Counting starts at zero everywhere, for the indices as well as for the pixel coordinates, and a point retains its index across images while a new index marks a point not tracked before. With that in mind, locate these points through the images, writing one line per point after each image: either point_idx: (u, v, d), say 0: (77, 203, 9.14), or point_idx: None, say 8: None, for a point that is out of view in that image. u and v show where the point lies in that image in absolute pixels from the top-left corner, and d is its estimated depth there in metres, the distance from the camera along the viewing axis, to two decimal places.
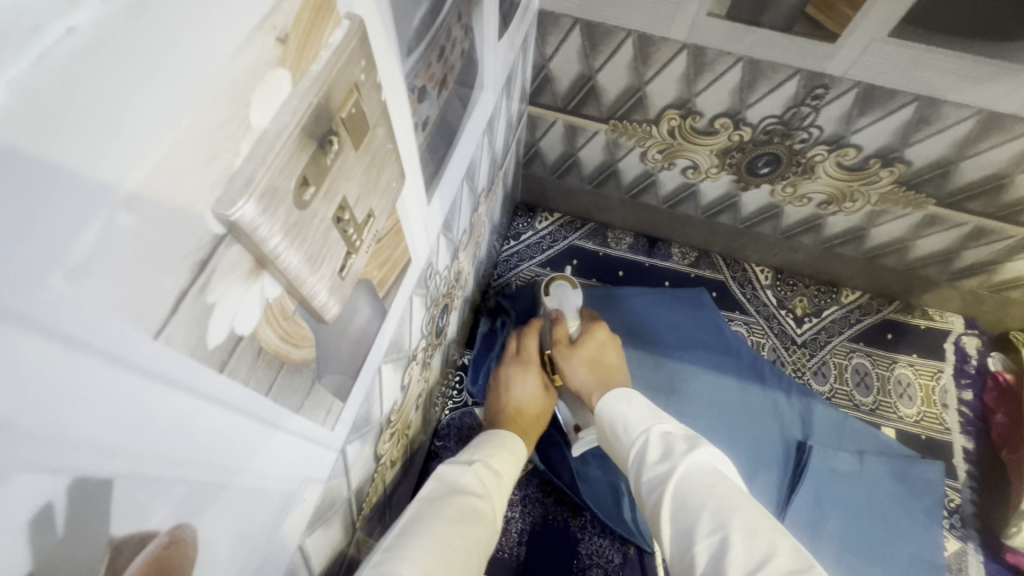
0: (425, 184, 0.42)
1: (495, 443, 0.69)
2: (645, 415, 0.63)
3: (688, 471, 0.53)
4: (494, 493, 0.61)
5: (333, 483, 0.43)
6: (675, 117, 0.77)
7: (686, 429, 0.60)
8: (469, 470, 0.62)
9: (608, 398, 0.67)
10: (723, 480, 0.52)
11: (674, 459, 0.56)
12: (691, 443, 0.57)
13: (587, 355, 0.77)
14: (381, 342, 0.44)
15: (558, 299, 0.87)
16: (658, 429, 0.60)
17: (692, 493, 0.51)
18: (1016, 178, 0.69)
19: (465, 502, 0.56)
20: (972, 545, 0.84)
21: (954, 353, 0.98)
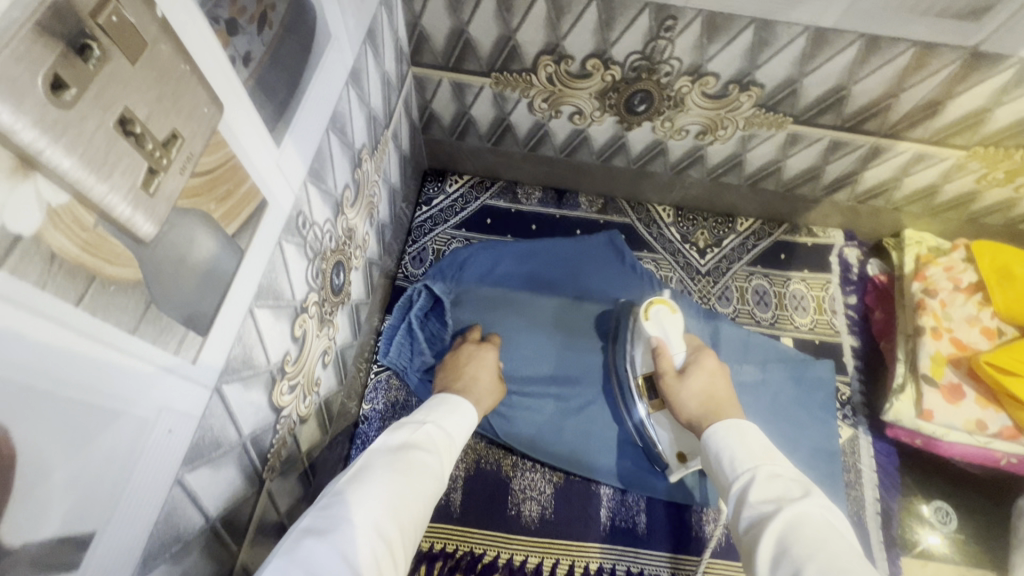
0: (267, 125, 0.44)
1: (442, 407, 0.69)
2: (755, 453, 0.61)
3: (797, 519, 0.51)
4: (445, 454, 0.62)
5: (214, 422, 0.44)
6: (550, 63, 0.80)
7: (800, 478, 0.57)
8: (423, 432, 0.62)
9: (716, 428, 0.66)
10: (836, 537, 0.49)
11: (781, 503, 0.54)
12: (804, 491, 0.54)
13: (696, 388, 0.73)
14: (246, 282, 0.45)
15: (659, 327, 0.79)
16: (769, 472, 0.58)
17: (797, 539, 0.49)
18: (852, 90, 0.76)
19: (420, 460, 0.58)
20: (862, 429, 0.94)
21: (839, 264, 1.07)
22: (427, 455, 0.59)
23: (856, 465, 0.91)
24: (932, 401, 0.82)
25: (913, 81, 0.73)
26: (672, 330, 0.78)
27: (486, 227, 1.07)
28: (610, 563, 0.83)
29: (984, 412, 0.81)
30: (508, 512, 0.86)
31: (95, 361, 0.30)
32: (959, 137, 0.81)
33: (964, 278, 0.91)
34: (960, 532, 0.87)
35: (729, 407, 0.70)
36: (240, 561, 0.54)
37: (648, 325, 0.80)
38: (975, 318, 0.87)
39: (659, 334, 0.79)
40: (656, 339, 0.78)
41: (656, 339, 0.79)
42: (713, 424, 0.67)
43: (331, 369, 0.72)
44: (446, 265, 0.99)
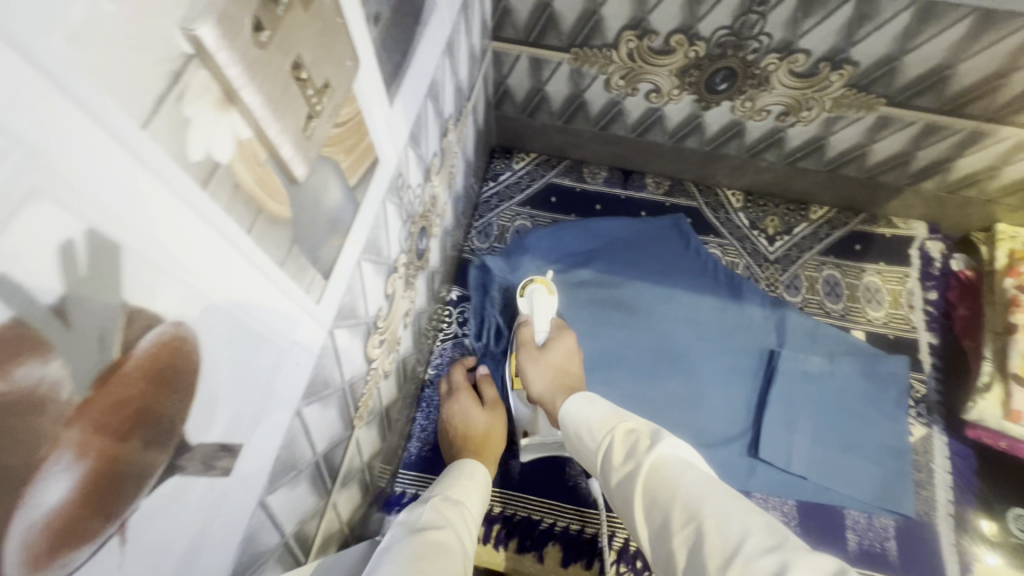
0: (386, 85, 0.46)
1: (458, 475, 0.69)
2: (605, 417, 0.64)
3: (656, 468, 0.54)
4: (457, 526, 0.59)
5: (326, 364, 0.47)
6: (633, 38, 0.80)
7: (649, 425, 0.61)
8: (431, 509, 0.60)
9: (570, 406, 0.69)
10: (689, 469, 0.53)
11: (638, 457, 0.57)
12: (652, 437, 0.58)
13: (553, 361, 0.80)
14: (359, 233, 0.48)
15: (529, 302, 0.88)
16: (623, 427, 0.61)
17: (660, 489, 0.52)
18: (958, 69, 0.72)
19: (429, 538, 0.54)
20: (938, 429, 0.90)
21: (919, 258, 1.02)
22: (436, 531, 0.56)
23: (928, 465, 0.88)
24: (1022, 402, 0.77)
25: None
26: (540, 307, 0.87)
27: (551, 205, 1.08)
28: None
29: None
30: (566, 483, 0.88)
31: (253, 286, 0.33)
32: None
33: None
34: None
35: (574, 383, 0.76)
36: (333, 498, 0.58)
37: (521, 299, 0.89)
38: None
39: (528, 310, 0.88)
40: (524, 314, 0.87)
41: (524, 314, 0.88)
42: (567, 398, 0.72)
43: (409, 331, 0.75)
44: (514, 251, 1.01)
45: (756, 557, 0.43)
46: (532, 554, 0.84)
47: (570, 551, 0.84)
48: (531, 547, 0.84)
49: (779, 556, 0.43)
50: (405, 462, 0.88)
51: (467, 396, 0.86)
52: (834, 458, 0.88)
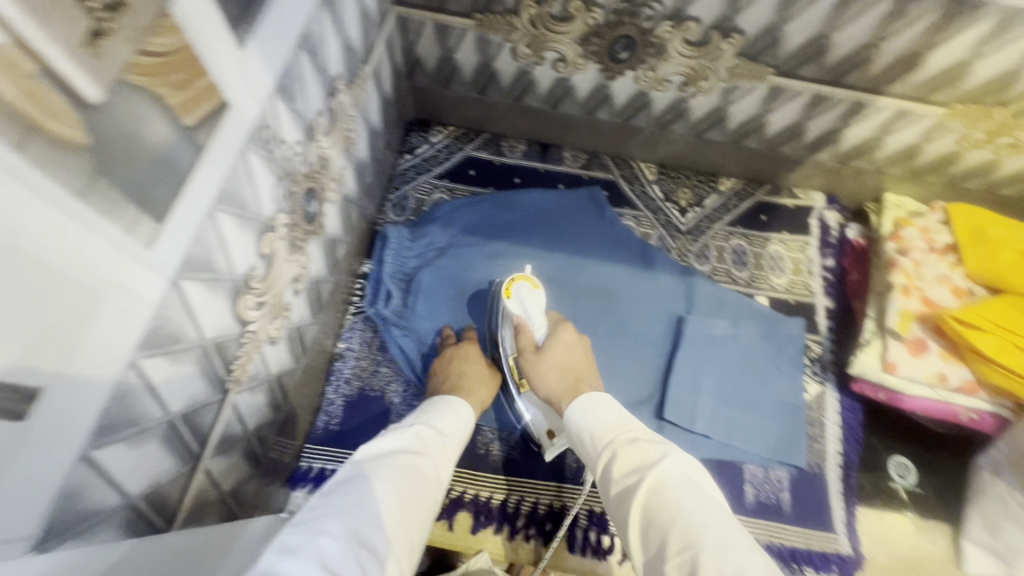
0: (229, 22, 0.44)
1: (440, 408, 0.71)
2: (610, 425, 0.63)
3: (657, 486, 0.53)
4: (434, 453, 0.63)
5: (172, 316, 0.45)
6: (532, 4, 0.80)
7: (653, 438, 0.60)
8: (411, 433, 0.64)
9: (576, 408, 0.68)
10: (691, 493, 0.52)
11: (642, 470, 0.56)
12: (660, 451, 0.57)
13: (557, 361, 0.78)
14: (206, 181, 0.46)
15: (518, 304, 0.85)
16: (626, 438, 0.60)
17: (660, 507, 0.52)
18: (834, 39, 0.76)
19: (405, 464, 0.59)
20: (830, 386, 0.95)
21: (818, 227, 1.07)
22: (416, 457, 0.61)
23: (820, 420, 0.93)
24: (897, 354, 0.83)
25: (894, 29, 0.73)
26: (534, 308, 0.84)
27: (469, 178, 1.08)
28: (575, 504, 0.86)
29: (946, 365, 0.82)
30: (477, 451, 0.88)
31: (39, 215, 0.30)
32: (939, 93, 0.81)
33: (939, 240, 0.92)
34: (918, 486, 0.89)
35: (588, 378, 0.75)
36: (203, 464, 0.56)
37: (508, 302, 0.85)
38: (946, 277, 0.88)
39: (519, 310, 0.85)
40: (517, 316, 0.84)
41: (517, 317, 0.84)
42: (575, 402, 0.69)
43: (303, 298, 0.73)
44: (424, 224, 1.00)
45: None
46: (442, 522, 0.84)
47: (480, 517, 0.84)
48: (441, 515, 0.84)
49: None
50: (313, 437, 0.86)
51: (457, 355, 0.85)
52: (734, 416, 0.92)
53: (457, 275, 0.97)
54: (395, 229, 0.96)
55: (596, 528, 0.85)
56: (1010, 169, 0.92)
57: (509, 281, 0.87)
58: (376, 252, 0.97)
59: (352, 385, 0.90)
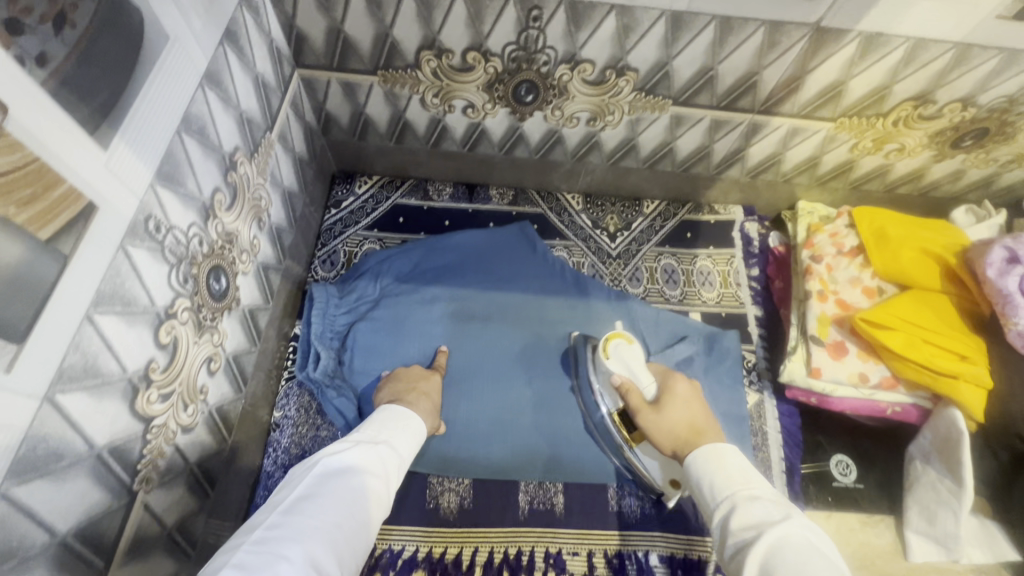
0: (83, 126, 0.43)
1: (398, 423, 0.72)
2: (732, 478, 0.62)
3: (778, 546, 0.52)
4: (392, 472, 0.66)
5: (51, 432, 0.43)
6: (431, 57, 0.81)
7: (779, 500, 0.58)
8: (374, 451, 0.66)
9: (696, 455, 0.67)
10: (816, 559, 0.50)
11: (763, 528, 0.55)
12: (784, 513, 0.56)
13: (674, 416, 0.75)
14: (77, 288, 0.44)
15: (621, 362, 0.82)
16: (748, 494, 0.59)
17: (784, 565, 0.50)
18: (719, 69, 0.80)
19: (363, 484, 0.61)
20: (767, 393, 0.98)
21: (740, 239, 1.11)
22: (375, 478, 0.63)
23: (762, 429, 0.95)
24: (819, 359, 0.87)
25: (772, 57, 0.77)
26: (636, 365, 0.82)
27: (398, 226, 1.07)
28: (530, 546, 0.85)
29: (865, 365, 0.86)
30: (427, 505, 0.87)
31: None
32: (825, 109, 0.86)
33: (847, 242, 0.96)
34: (859, 482, 0.92)
35: (706, 431, 0.71)
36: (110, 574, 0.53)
37: (609, 364, 0.83)
38: (857, 279, 0.93)
39: (622, 370, 0.82)
40: (620, 375, 0.81)
41: (621, 377, 0.81)
42: (697, 449, 0.68)
43: (221, 376, 0.71)
44: (353, 279, 0.99)
45: None
46: None
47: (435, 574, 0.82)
48: None
49: None
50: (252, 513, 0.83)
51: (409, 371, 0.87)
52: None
53: (391, 328, 0.94)
54: (321, 289, 0.95)
55: (553, 568, 0.84)
56: (901, 171, 0.99)
57: (603, 342, 0.85)
58: (308, 311, 0.94)
59: (291, 454, 0.87)
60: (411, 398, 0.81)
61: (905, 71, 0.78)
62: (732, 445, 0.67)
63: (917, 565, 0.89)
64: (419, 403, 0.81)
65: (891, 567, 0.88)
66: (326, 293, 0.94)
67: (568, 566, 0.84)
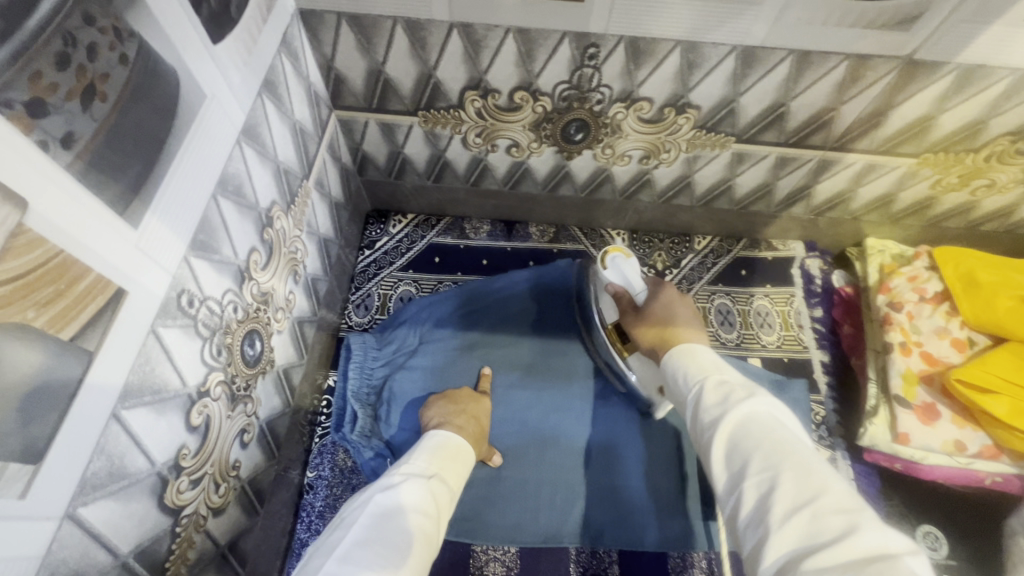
0: (112, 206, 0.38)
1: (447, 453, 0.69)
2: (705, 367, 0.58)
3: (743, 419, 0.50)
4: (443, 508, 0.62)
5: (70, 551, 0.38)
6: (476, 97, 0.76)
7: (745, 381, 0.55)
8: (424, 486, 0.63)
9: (670, 357, 0.63)
10: (781, 429, 0.49)
11: (728, 403, 0.52)
12: (748, 390, 0.53)
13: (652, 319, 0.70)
14: (103, 387, 0.39)
15: (616, 272, 0.77)
16: (717, 380, 0.55)
17: (745, 436, 0.49)
18: (792, 105, 0.73)
19: (416, 523, 0.57)
20: (841, 452, 0.89)
21: (801, 277, 1.03)
22: (426, 516, 0.59)
23: None
24: (907, 423, 0.77)
25: (853, 91, 0.70)
26: (632, 275, 0.75)
27: (435, 266, 1.02)
28: None
29: (961, 432, 0.76)
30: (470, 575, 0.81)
31: None
32: (907, 145, 0.78)
33: (930, 288, 0.87)
34: (951, 558, 0.82)
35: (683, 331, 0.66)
36: None
37: (605, 274, 0.77)
38: (944, 330, 0.83)
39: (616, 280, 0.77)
40: (609, 285, 0.76)
41: (615, 286, 0.77)
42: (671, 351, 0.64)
43: (254, 447, 0.66)
44: (389, 327, 0.93)
45: (827, 512, 0.41)
46: None
47: None
48: None
49: (849, 518, 0.40)
50: None
51: (452, 393, 0.83)
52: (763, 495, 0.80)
53: (430, 380, 0.88)
54: (358, 339, 0.90)
55: None
56: (987, 208, 0.90)
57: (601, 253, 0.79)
58: (344, 363, 0.90)
59: (325, 519, 0.81)
60: (460, 420, 0.77)
61: (1005, 104, 0.70)
62: (703, 343, 0.63)
63: None
64: (467, 427, 0.77)
65: None
66: (362, 344, 0.89)
67: None
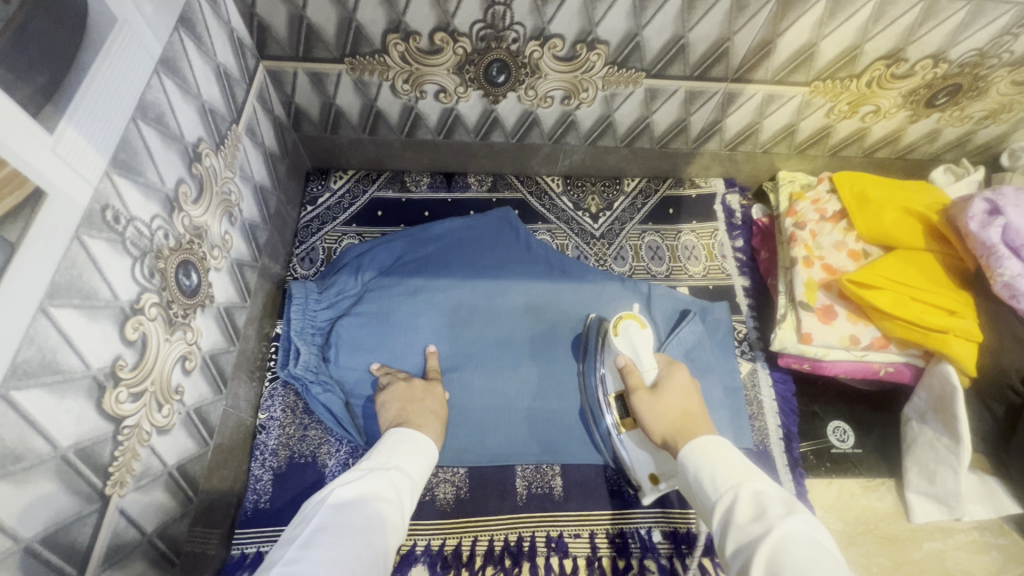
0: (24, 107, 0.41)
1: (408, 447, 0.70)
2: (734, 472, 0.58)
3: (784, 540, 0.48)
4: (406, 497, 0.64)
5: (6, 432, 0.41)
6: (398, 41, 0.79)
7: (781, 494, 0.55)
8: (385, 478, 0.64)
9: (692, 450, 0.64)
10: (824, 556, 0.47)
11: (767, 520, 0.51)
12: (787, 506, 0.52)
13: (670, 405, 0.71)
14: (28, 277, 0.42)
15: (629, 344, 0.77)
16: (750, 491, 0.55)
17: (787, 559, 0.47)
18: (690, 37, 0.79)
19: (378, 512, 0.59)
20: (760, 363, 0.97)
21: (723, 211, 1.10)
22: (388, 507, 0.60)
23: (757, 398, 0.94)
24: (810, 324, 0.86)
25: (741, 21, 0.77)
26: (643, 349, 0.76)
27: (377, 219, 1.05)
28: (530, 532, 0.83)
29: (855, 327, 0.86)
30: (422, 498, 0.84)
31: None
32: (798, 74, 0.86)
33: (829, 208, 0.96)
34: (857, 447, 0.92)
35: (701, 424, 0.68)
36: None
37: (615, 343, 0.78)
38: (842, 243, 0.92)
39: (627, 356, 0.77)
40: (624, 358, 0.77)
41: (626, 359, 0.77)
42: (689, 441, 0.65)
43: (198, 376, 0.68)
44: (333, 274, 0.96)
45: None
46: None
47: (435, 567, 0.80)
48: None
49: None
50: (241, 520, 0.80)
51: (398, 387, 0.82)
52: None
53: (376, 321, 0.91)
54: (300, 285, 0.92)
55: (556, 552, 0.82)
56: (878, 134, 1.00)
57: (615, 320, 0.80)
58: (287, 310, 0.92)
59: (279, 456, 0.84)
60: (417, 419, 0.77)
61: (874, 29, 0.78)
62: (727, 440, 0.65)
63: (922, 526, 0.88)
64: (429, 424, 0.77)
65: (895, 530, 0.87)
66: (305, 290, 0.92)
67: (570, 548, 0.83)
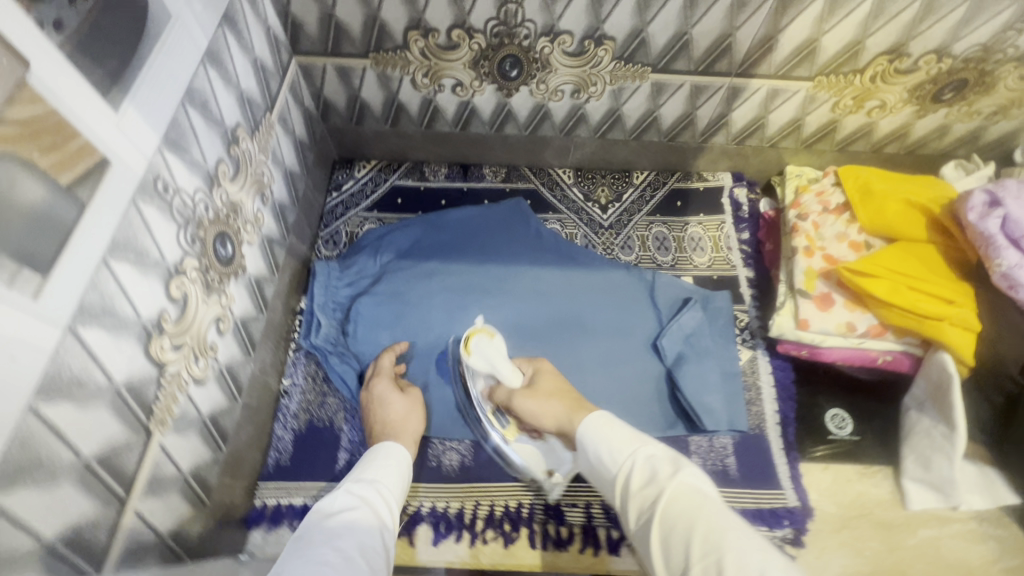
0: (96, 87, 0.48)
1: (375, 464, 0.71)
2: (625, 441, 0.63)
3: (674, 497, 0.54)
4: (380, 503, 0.64)
5: (72, 361, 0.48)
6: (418, 37, 0.86)
7: (666, 452, 0.61)
8: (354, 488, 0.65)
9: (588, 428, 0.68)
10: (706, 501, 0.52)
11: (658, 482, 0.56)
12: (673, 465, 0.58)
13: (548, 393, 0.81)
14: (93, 232, 0.49)
15: (484, 359, 0.88)
16: (641, 456, 0.60)
17: (677, 516, 0.52)
18: (693, 32, 0.83)
19: (351, 517, 0.59)
20: (760, 350, 0.99)
21: (730, 205, 1.13)
22: (362, 509, 0.61)
23: (756, 383, 0.96)
24: (807, 311, 0.89)
25: (742, 17, 0.80)
26: (495, 356, 0.88)
27: (397, 206, 1.12)
28: (528, 501, 0.88)
29: (852, 315, 0.88)
30: (429, 464, 0.90)
31: None
32: (801, 69, 0.89)
33: (833, 200, 0.98)
34: (855, 435, 0.92)
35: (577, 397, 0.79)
36: (133, 505, 0.58)
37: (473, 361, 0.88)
38: (844, 234, 0.94)
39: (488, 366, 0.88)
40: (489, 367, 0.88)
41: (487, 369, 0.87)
42: (584, 420, 0.69)
43: (229, 338, 0.76)
44: (354, 255, 1.03)
45: None
46: (401, 539, 0.85)
47: (439, 528, 0.86)
48: (402, 532, 0.85)
49: None
50: (264, 475, 0.87)
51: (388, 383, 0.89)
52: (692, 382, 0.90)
53: (392, 300, 0.98)
54: (323, 265, 1.00)
55: (553, 520, 0.86)
56: (886, 129, 1.01)
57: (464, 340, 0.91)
58: (311, 287, 0.99)
59: (299, 419, 0.91)
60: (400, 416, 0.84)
61: (874, 24, 0.81)
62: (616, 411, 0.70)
63: (918, 514, 0.88)
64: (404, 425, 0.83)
65: (892, 516, 0.88)
66: (329, 269, 0.99)
67: (568, 518, 0.86)
